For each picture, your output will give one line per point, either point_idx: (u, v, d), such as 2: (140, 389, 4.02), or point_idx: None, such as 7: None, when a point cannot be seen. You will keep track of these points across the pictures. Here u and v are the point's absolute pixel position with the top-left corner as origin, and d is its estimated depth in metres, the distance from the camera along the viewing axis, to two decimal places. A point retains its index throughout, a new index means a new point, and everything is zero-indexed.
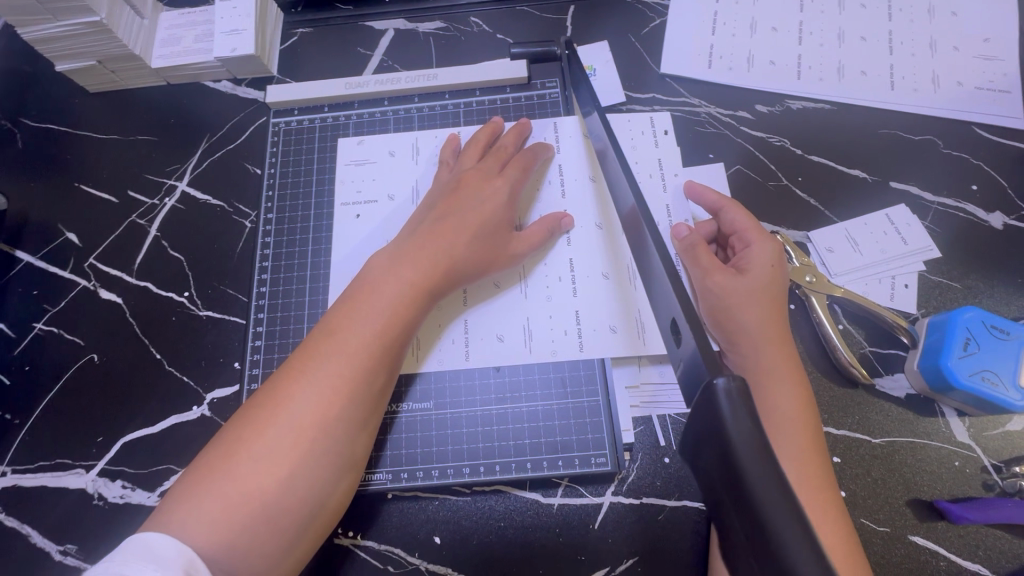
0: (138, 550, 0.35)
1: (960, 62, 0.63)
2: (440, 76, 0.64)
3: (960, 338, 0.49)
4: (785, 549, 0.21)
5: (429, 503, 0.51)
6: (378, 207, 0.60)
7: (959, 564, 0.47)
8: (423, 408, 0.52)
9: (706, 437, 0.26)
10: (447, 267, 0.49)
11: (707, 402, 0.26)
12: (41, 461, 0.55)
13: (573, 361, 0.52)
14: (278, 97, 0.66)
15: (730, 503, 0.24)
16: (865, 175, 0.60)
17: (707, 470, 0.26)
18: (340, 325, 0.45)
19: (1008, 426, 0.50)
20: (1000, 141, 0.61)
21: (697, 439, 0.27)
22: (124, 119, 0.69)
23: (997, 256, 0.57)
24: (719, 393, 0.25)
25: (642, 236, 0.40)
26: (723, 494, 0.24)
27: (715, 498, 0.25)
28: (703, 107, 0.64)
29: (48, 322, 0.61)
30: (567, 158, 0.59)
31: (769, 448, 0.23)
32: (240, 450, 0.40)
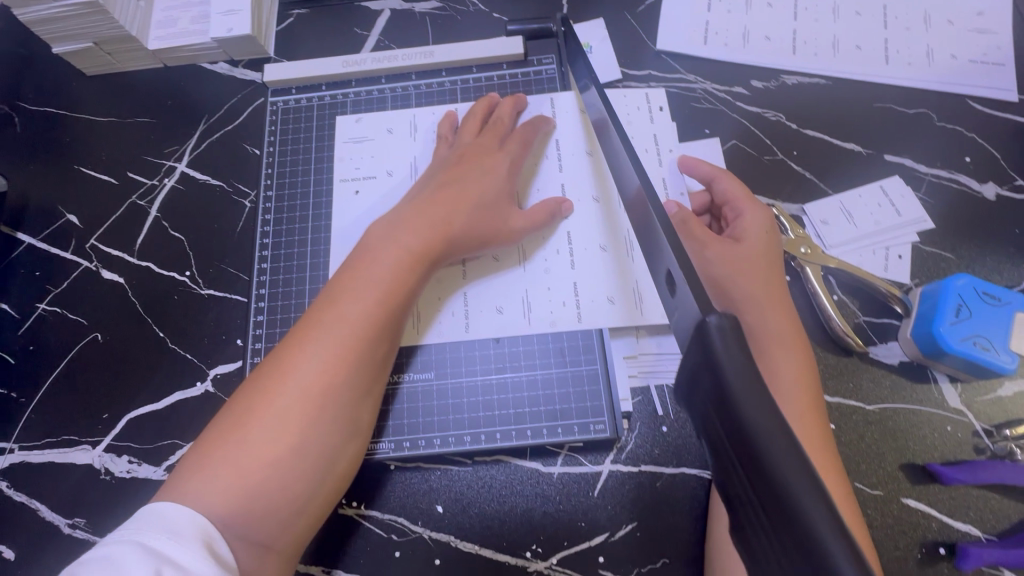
0: (154, 518, 0.36)
1: (954, 35, 0.63)
2: (436, 54, 0.64)
3: (952, 304, 0.50)
4: (779, 471, 0.21)
5: (432, 473, 0.51)
6: (377, 184, 0.61)
7: (951, 525, 0.48)
8: (424, 379, 0.53)
9: (701, 378, 0.27)
10: (448, 237, 0.49)
11: (700, 344, 0.27)
12: (48, 438, 0.56)
13: (571, 331, 0.53)
14: (275, 77, 0.66)
15: (725, 435, 0.25)
16: (860, 148, 0.61)
17: (703, 408, 0.27)
18: (340, 295, 0.46)
19: (999, 391, 0.51)
20: (993, 113, 0.61)
21: (692, 378, 0.27)
22: (122, 101, 0.69)
23: (990, 226, 0.57)
24: (710, 331, 0.26)
25: (636, 200, 0.41)
26: (720, 431, 0.25)
27: (712, 437, 0.26)
28: (699, 82, 0.64)
29: (52, 302, 0.61)
30: (564, 133, 0.59)
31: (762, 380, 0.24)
32: (248, 420, 0.41)
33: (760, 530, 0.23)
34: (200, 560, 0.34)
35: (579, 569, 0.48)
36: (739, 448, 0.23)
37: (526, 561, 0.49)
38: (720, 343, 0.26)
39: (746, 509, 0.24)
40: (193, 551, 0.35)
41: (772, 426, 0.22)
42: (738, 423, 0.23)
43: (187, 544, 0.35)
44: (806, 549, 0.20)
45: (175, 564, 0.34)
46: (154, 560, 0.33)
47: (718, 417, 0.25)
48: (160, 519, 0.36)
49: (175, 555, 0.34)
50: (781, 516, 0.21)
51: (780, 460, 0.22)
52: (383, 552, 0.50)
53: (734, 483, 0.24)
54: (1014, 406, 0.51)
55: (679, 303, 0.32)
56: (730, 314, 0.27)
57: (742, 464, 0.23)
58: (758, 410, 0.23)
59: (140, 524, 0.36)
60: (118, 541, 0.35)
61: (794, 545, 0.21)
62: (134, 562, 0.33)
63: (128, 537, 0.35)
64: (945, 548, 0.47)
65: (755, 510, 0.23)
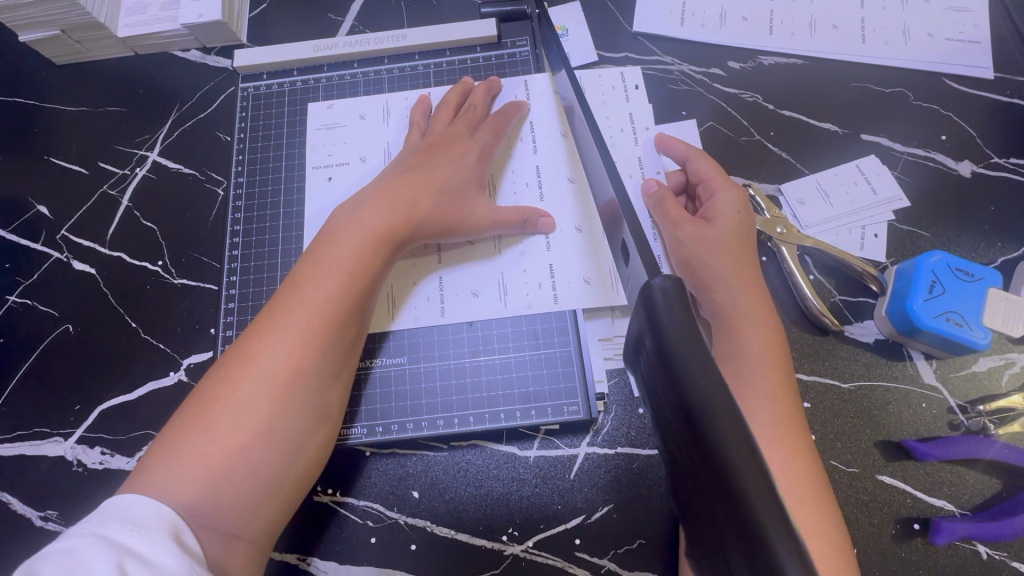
0: (115, 510, 0.35)
1: (931, 14, 0.63)
2: (409, 37, 0.63)
3: (925, 282, 0.50)
4: (709, 420, 0.23)
5: (407, 458, 0.51)
6: (350, 169, 0.60)
7: (926, 501, 0.48)
8: (397, 363, 0.53)
9: (646, 340, 0.28)
10: (416, 220, 0.49)
11: (646, 306, 0.28)
12: (19, 431, 0.55)
13: (546, 313, 0.53)
14: (246, 62, 0.65)
15: (666, 391, 0.26)
16: (836, 128, 0.60)
17: (649, 369, 0.28)
18: (304, 280, 0.45)
19: (973, 367, 0.51)
20: (969, 91, 0.61)
21: (641, 341, 0.29)
22: (92, 90, 0.68)
23: (966, 203, 0.57)
24: (656, 295, 0.28)
25: (602, 177, 0.41)
26: (663, 390, 0.27)
27: (657, 395, 0.28)
28: (675, 64, 0.64)
29: (22, 294, 0.60)
30: (539, 115, 0.59)
31: (699, 339, 0.26)
32: (214, 408, 0.40)
33: (693, 477, 0.25)
34: (164, 548, 0.34)
35: (556, 551, 0.48)
36: (677, 403, 0.25)
37: (502, 545, 0.49)
38: (663, 305, 0.27)
39: (683, 457, 0.26)
40: (158, 541, 0.34)
41: (705, 380, 0.24)
42: (676, 379, 0.25)
43: (150, 534, 0.34)
44: (731, 491, 0.22)
45: (138, 556, 0.33)
46: (115, 552, 0.32)
47: (661, 375, 0.27)
48: (121, 511, 0.35)
49: (137, 547, 0.33)
50: (711, 463, 0.23)
51: (711, 411, 0.23)
52: (358, 538, 0.49)
53: (674, 437, 0.26)
54: (988, 382, 0.51)
55: (634, 273, 0.35)
56: (674, 277, 0.28)
57: (679, 419, 0.25)
58: (693, 367, 0.24)
59: (101, 516, 0.35)
60: (77, 533, 0.34)
61: (721, 488, 0.22)
62: (93, 554, 0.32)
63: (87, 529, 0.34)
64: (919, 524, 0.47)
65: (690, 459, 0.25)
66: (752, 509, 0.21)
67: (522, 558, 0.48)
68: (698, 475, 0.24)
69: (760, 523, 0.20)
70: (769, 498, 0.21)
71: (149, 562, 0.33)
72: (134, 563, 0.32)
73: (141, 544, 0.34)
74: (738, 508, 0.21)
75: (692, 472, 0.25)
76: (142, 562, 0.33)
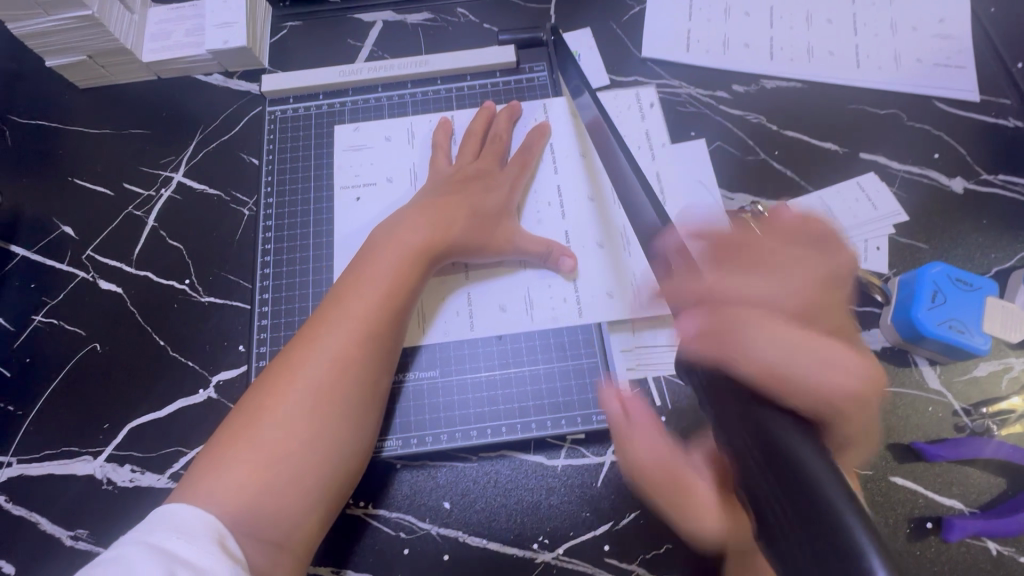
0: (167, 519, 0.36)
1: (919, 41, 0.67)
2: (431, 62, 0.66)
3: (928, 292, 0.53)
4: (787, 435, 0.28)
5: (438, 470, 0.52)
6: (376, 189, 0.62)
7: (936, 500, 0.50)
8: (429, 376, 0.54)
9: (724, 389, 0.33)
10: (448, 238, 0.52)
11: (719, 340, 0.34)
12: (47, 450, 0.56)
13: (571, 326, 0.55)
14: (273, 87, 0.67)
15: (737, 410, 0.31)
16: (836, 148, 0.64)
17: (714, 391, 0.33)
18: (346, 295, 0.48)
19: (975, 371, 0.54)
20: (958, 112, 0.65)
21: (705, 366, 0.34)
22: (115, 113, 0.70)
23: (961, 217, 0.60)
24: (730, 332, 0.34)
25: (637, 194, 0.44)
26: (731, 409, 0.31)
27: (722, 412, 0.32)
28: (683, 88, 0.67)
29: (48, 314, 0.61)
30: (559, 137, 0.62)
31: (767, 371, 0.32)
32: (259, 416, 0.42)
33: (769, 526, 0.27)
34: (213, 556, 0.35)
35: (586, 558, 0.50)
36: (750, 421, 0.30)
37: (533, 553, 0.50)
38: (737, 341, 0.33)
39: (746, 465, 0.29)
40: (207, 548, 0.35)
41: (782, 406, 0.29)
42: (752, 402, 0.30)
43: (199, 542, 0.35)
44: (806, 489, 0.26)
45: (187, 563, 0.34)
46: (165, 560, 0.33)
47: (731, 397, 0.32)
48: (173, 520, 0.36)
49: (187, 554, 0.34)
50: (785, 467, 0.27)
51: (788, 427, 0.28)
52: (391, 550, 0.50)
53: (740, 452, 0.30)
54: (991, 385, 0.54)
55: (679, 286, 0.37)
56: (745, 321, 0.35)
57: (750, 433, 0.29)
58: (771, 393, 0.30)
59: (149, 526, 0.36)
60: (129, 541, 0.35)
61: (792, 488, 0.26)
62: (145, 562, 0.33)
63: (137, 538, 0.35)
64: (931, 523, 0.50)
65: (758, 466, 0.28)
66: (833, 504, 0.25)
67: (553, 565, 0.50)
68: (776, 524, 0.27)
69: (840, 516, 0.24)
70: (872, 546, 0.23)
71: (198, 569, 0.34)
72: (184, 570, 0.33)
73: (191, 551, 0.35)
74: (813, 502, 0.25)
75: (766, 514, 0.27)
76: (191, 568, 0.33)
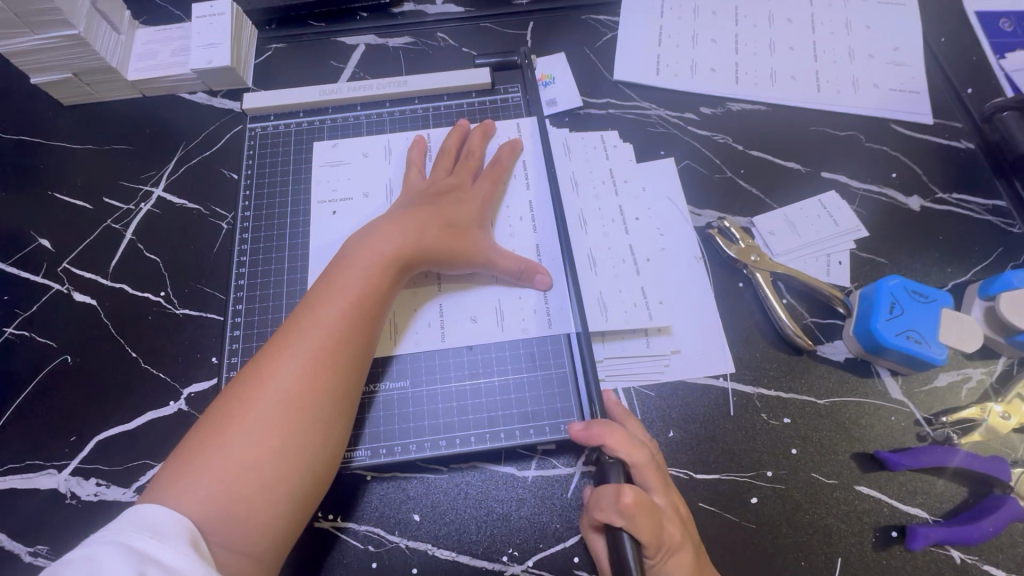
0: (135, 520, 0.37)
1: (874, 67, 0.71)
2: (410, 83, 0.68)
3: (886, 303, 0.54)
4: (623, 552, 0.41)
5: (408, 482, 0.52)
6: (353, 203, 0.63)
7: (901, 509, 0.51)
8: (400, 386, 0.54)
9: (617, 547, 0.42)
10: (420, 249, 0.52)
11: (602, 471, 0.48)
12: (10, 464, 0.55)
13: (541, 337, 0.56)
14: (255, 104, 0.69)
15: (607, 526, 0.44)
16: (799, 167, 0.67)
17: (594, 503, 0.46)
18: (319, 302, 0.48)
19: (934, 382, 0.55)
20: (913, 134, 0.68)
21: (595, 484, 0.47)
22: (99, 130, 0.71)
23: (918, 233, 0.63)
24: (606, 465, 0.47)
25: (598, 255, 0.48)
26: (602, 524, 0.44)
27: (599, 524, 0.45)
28: (653, 110, 0.70)
29: (19, 326, 0.61)
30: (531, 155, 0.64)
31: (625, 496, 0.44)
32: (230, 424, 0.43)
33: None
34: (185, 554, 0.36)
35: (555, 571, 0.49)
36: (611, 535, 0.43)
37: (502, 565, 0.50)
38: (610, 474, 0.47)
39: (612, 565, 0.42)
40: (180, 549, 0.37)
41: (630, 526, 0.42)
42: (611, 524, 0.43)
43: (171, 543, 0.37)
44: None
45: (160, 564, 0.35)
46: (139, 560, 0.35)
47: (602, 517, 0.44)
48: (142, 520, 0.37)
49: (160, 555, 0.36)
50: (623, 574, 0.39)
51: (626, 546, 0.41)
52: (359, 563, 0.50)
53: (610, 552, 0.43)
54: (950, 395, 0.55)
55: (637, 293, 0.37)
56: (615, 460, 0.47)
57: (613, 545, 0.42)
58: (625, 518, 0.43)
59: (121, 525, 0.37)
60: (99, 541, 0.36)
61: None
62: (117, 561, 0.34)
63: (108, 538, 0.36)
64: (896, 532, 0.50)
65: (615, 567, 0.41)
66: None
67: None
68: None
69: None
70: None
71: (171, 570, 0.35)
72: (157, 571, 0.35)
73: (163, 551, 0.36)
74: None
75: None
76: (164, 569, 0.35)
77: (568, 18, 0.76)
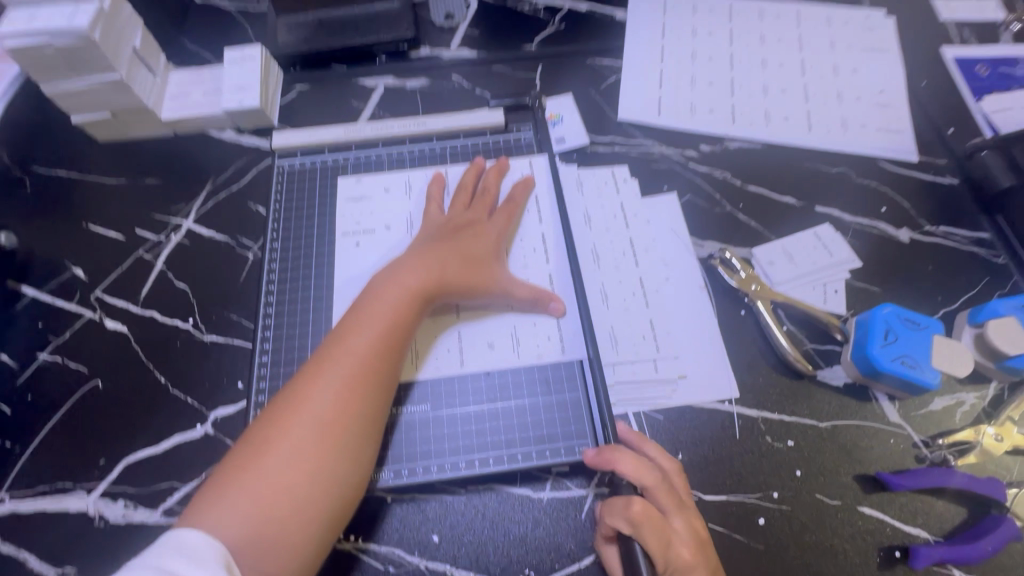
0: (175, 545, 0.40)
1: (861, 109, 0.76)
2: (428, 123, 0.73)
3: (881, 330, 0.57)
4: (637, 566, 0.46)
5: (428, 503, 0.54)
6: (375, 235, 0.67)
7: (903, 529, 0.53)
8: (421, 410, 0.57)
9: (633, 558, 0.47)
10: (443, 282, 0.56)
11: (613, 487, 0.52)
12: (41, 486, 0.57)
13: (556, 362, 0.58)
14: (283, 142, 0.73)
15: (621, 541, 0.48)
16: (794, 201, 0.71)
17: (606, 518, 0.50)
18: (350, 332, 0.52)
19: (929, 405, 0.58)
20: (900, 171, 0.72)
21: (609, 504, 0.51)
22: (132, 165, 0.75)
23: (908, 264, 0.66)
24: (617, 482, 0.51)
25: None
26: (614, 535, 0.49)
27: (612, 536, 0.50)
28: (656, 148, 0.74)
29: (53, 351, 0.64)
30: (543, 191, 0.68)
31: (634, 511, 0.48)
32: (266, 450, 0.46)
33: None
34: None
35: None
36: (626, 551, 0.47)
37: None
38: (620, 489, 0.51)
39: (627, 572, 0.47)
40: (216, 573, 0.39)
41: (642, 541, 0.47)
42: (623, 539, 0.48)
43: (208, 567, 0.39)
44: None
45: None
46: None
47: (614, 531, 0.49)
48: (181, 545, 0.40)
49: None
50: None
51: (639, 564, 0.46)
52: None
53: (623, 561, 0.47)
54: (945, 418, 0.58)
55: None
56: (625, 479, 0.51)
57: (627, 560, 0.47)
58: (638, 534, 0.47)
59: (160, 550, 0.39)
60: (140, 565, 0.38)
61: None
62: None
63: (149, 562, 0.38)
64: (899, 551, 0.52)
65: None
66: None
67: None
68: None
69: None
70: None
71: None
72: None
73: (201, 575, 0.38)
74: None
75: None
76: None
77: (575, 62, 0.81)
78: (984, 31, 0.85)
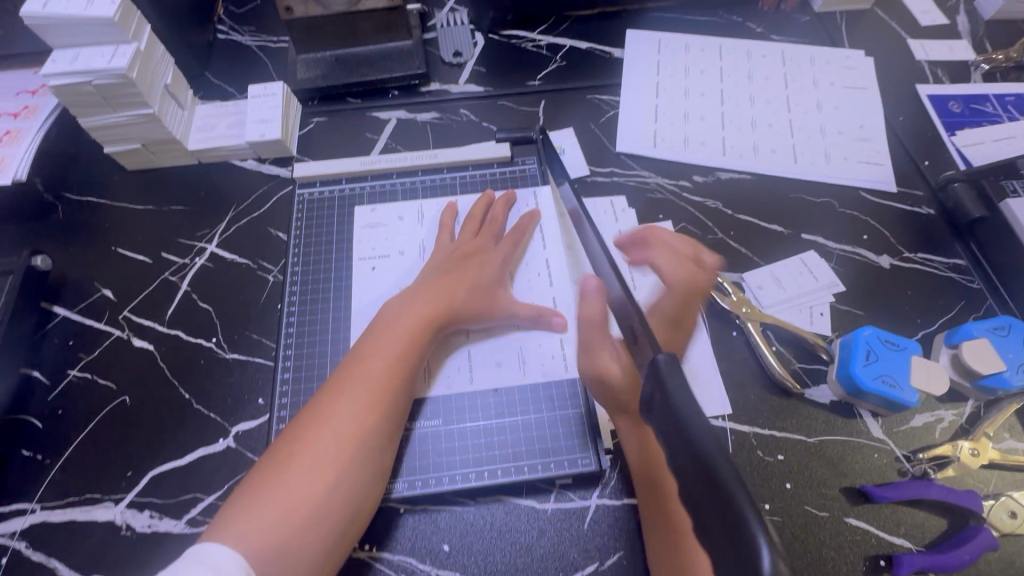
0: (201, 558, 0.43)
1: (843, 143, 0.82)
2: (439, 156, 0.78)
3: (863, 350, 0.61)
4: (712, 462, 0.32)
5: (439, 514, 0.57)
6: (390, 260, 0.72)
7: (887, 540, 0.56)
8: (433, 425, 0.60)
9: (654, 397, 0.38)
10: (454, 308, 0.60)
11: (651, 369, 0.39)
12: (70, 497, 0.60)
13: (559, 380, 0.62)
14: (303, 173, 0.78)
15: (672, 434, 0.35)
16: (782, 229, 0.75)
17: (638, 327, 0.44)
18: (369, 354, 0.56)
19: (911, 422, 0.62)
20: (881, 202, 0.77)
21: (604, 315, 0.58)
22: (159, 192, 0.80)
23: (889, 289, 0.71)
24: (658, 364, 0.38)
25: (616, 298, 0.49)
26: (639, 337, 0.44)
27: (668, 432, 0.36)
28: (651, 178, 0.79)
29: (82, 368, 0.67)
30: (547, 219, 0.72)
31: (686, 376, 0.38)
32: (291, 463, 0.49)
33: (691, 500, 0.33)
34: None
35: None
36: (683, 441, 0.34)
37: None
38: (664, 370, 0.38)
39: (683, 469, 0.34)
40: None
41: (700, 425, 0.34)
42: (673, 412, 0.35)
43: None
44: (720, 497, 0.30)
45: None
46: None
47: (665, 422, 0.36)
48: (207, 558, 0.43)
49: None
50: (709, 485, 0.31)
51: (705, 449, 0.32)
52: None
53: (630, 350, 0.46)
54: (925, 435, 0.61)
55: (637, 350, 0.44)
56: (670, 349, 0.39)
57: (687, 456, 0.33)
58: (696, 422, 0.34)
59: (187, 562, 0.42)
60: None
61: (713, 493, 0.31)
62: None
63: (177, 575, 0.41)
64: (884, 560, 0.55)
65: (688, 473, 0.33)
66: (731, 498, 0.30)
67: None
68: (691, 492, 0.33)
69: (737, 506, 0.29)
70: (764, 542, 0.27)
71: None
72: None
73: None
74: (724, 500, 0.30)
75: (686, 483, 0.34)
76: None
77: (576, 97, 0.87)
78: (956, 70, 0.91)
